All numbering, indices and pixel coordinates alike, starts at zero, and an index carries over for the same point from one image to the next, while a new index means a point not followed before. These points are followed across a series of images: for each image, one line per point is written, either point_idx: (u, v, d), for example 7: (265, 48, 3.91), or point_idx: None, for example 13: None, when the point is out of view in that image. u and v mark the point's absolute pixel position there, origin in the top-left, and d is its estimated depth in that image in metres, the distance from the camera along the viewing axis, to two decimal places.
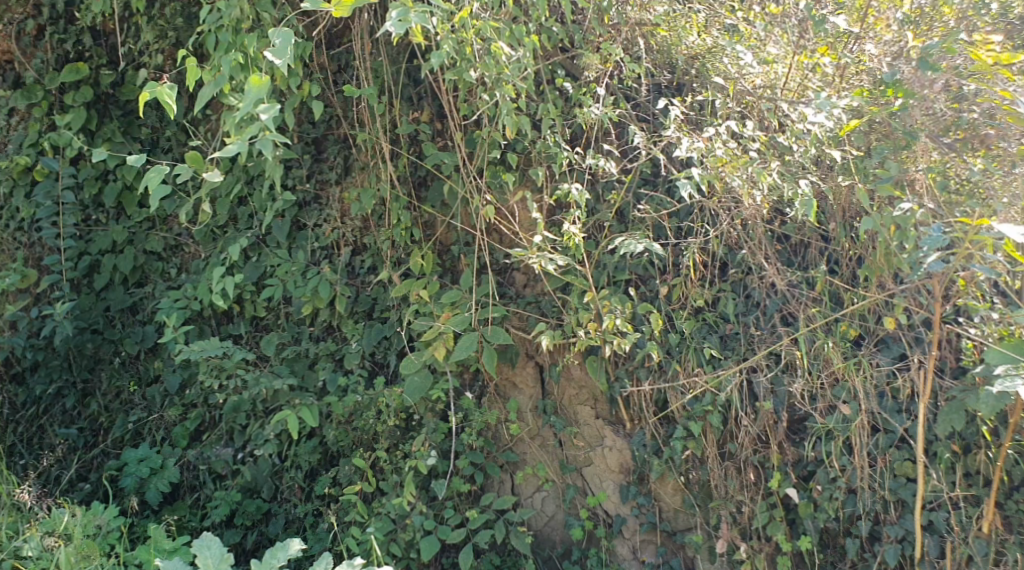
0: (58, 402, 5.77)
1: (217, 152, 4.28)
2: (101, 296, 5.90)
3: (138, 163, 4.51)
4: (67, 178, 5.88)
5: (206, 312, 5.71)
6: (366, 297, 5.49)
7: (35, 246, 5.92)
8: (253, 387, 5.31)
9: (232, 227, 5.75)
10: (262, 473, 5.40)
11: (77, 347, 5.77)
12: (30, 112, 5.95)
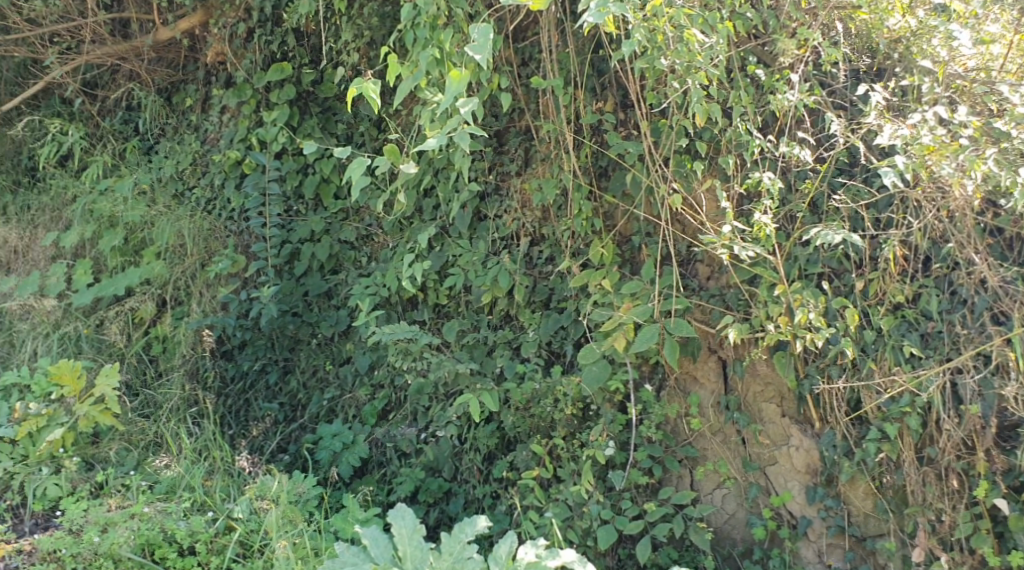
0: (262, 378, 6.03)
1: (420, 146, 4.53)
2: (301, 282, 6.09)
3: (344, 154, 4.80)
4: (274, 171, 6.19)
5: (393, 299, 5.83)
6: (543, 288, 5.44)
7: (244, 234, 6.33)
8: (437, 369, 5.43)
9: (417, 218, 5.83)
10: (443, 453, 5.50)
11: (280, 328, 6.01)
12: (239, 108, 6.47)
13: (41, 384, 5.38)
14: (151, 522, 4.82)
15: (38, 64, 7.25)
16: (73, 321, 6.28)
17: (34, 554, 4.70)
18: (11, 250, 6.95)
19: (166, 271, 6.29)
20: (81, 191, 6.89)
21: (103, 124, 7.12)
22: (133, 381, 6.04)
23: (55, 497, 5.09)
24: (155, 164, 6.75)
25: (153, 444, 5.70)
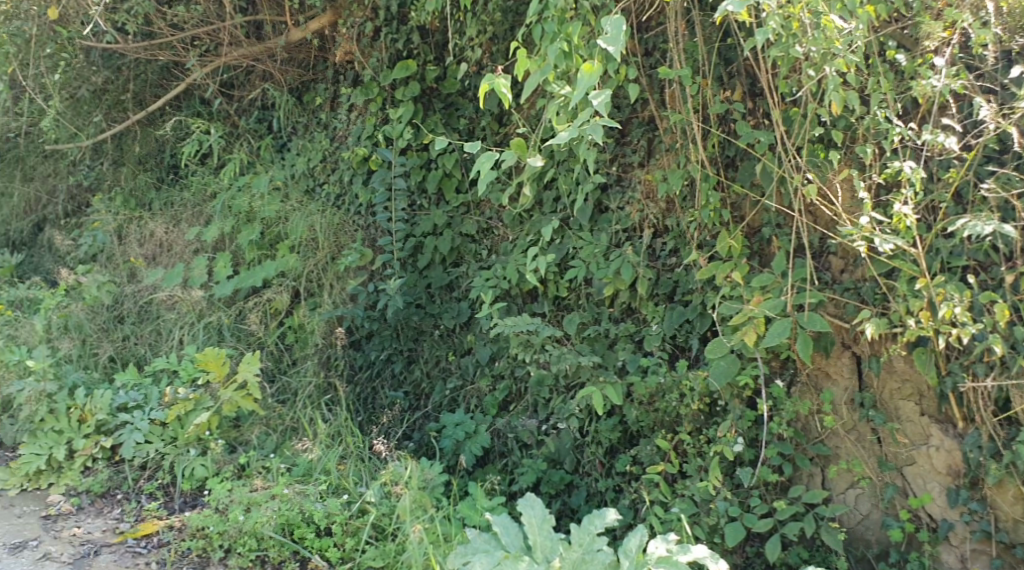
0: (388, 367, 6.13)
1: (551, 140, 4.47)
2: (424, 274, 6.15)
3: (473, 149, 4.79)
4: (399, 166, 6.22)
5: (513, 291, 5.80)
6: (667, 280, 5.32)
7: (370, 228, 6.42)
8: (559, 361, 5.34)
9: (538, 211, 5.76)
10: (564, 446, 5.44)
11: (405, 319, 6.08)
12: (367, 106, 6.55)
13: (188, 370, 5.66)
14: (291, 503, 5.03)
15: (179, 67, 7.62)
16: (214, 312, 6.50)
17: (186, 530, 5.02)
18: (156, 244, 7.25)
19: (300, 264, 6.41)
20: (221, 188, 7.17)
21: (241, 122, 7.39)
22: (271, 369, 6.21)
23: (202, 477, 5.36)
24: (289, 161, 6.96)
25: (290, 429, 5.86)
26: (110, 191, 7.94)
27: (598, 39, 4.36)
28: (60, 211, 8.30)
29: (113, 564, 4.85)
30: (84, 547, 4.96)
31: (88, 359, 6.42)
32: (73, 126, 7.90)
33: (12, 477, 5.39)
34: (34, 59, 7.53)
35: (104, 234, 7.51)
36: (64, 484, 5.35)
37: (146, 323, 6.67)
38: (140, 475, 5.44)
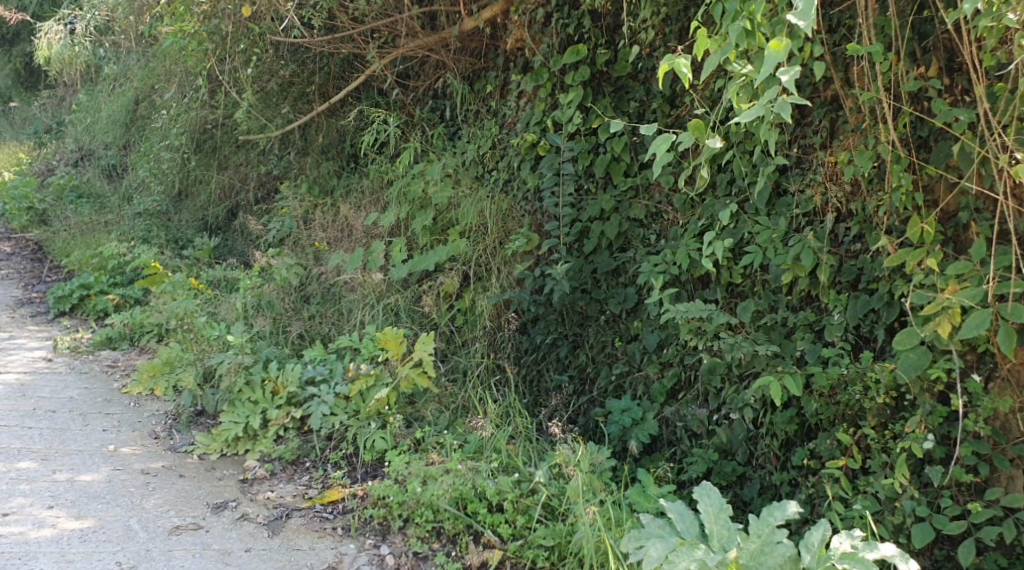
0: (554, 351, 6.05)
1: (735, 119, 4.38)
2: (590, 259, 5.94)
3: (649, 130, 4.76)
4: (567, 152, 5.99)
5: (684, 277, 5.56)
6: (850, 268, 5.01)
7: (538, 214, 6.34)
8: (733, 349, 5.20)
9: (710, 194, 5.46)
10: (736, 437, 5.26)
11: (571, 303, 5.95)
12: (536, 92, 6.41)
13: (369, 347, 6.02)
14: (464, 478, 5.13)
15: (359, 59, 7.83)
16: (393, 294, 6.70)
17: (368, 498, 5.22)
18: (336, 228, 7.55)
19: (470, 249, 6.50)
20: (397, 175, 7.33)
21: (416, 112, 7.50)
22: (444, 349, 6.35)
23: (382, 449, 5.54)
24: (460, 149, 7.01)
25: (461, 408, 5.97)
26: (297, 178, 8.34)
27: (788, 15, 4.24)
28: (251, 197, 8.80)
29: (302, 527, 5.10)
30: (277, 510, 5.22)
31: (279, 335, 6.72)
32: (263, 117, 8.28)
33: (213, 442, 5.66)
34: (231, 54, 8.09)
35: (291, 219, 7.96)
36: (259, 450, 5.60)
37: (329, 304, 6.98)
38: (327, 445, 5.70)
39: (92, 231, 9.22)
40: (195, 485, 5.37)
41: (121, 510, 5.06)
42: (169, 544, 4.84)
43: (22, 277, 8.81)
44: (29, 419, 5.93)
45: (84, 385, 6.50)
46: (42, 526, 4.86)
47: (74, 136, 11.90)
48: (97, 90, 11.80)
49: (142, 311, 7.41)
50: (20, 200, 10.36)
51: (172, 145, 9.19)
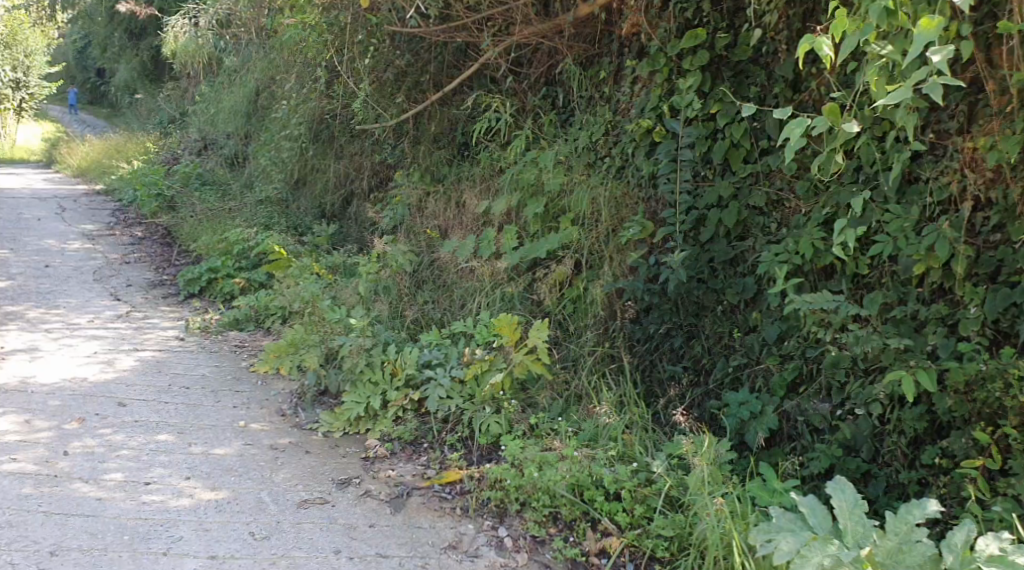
0: (668, 341, 5.89)
1: (879, 100, 4.33)
2: (707, 248, 5.77)
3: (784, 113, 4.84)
4: (685, 137, 5.88)
5: (807, 268, 5.40)
6: (989, 259, 4.80)
7: (651, 201, 6.16)
8: (861, 343, 5.06)
9: (836, 181, 5.27)
10: (861, 433, 5.10)
11: (686, 292, 5.78)
12: (652, 77, 6.24)
13: (484, 333, 6.15)
14: (581, 465, 5.15)
15: (473, 48, 7.78)
16: (508, 282, 6.72)
17: (485, 480, 5.27)
18: (448, 215, 7.68)
19: (583, 237, 6.43)
20: (509, 163, 7.35)
21: (528, 98, 7.48)
22: (558, 336, 6.33)
23: (497, 434, 5.61)
24: (572, 135, 6.93)
25: (574, 397, 5.97)
26: (410, 166, 8.42)
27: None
28: (365, 185, 8.94)
29: (423, 505, 5.20)
30: (398, 488, 5.33)
31: (395, 320, 6.86)
32: (379, 107, 8.36)
33: (336, 421, 5.88)
34: (349, 44, 8.30)
35: (405, 207, 8.10)
36: (379, 430, 5.77)
37: (442, 291, 7.08)
38: (444, 427, 5.80)
39: (216, 220, 9.57)
40: (320, 461, 5.54)
41: (252, 483, 5.26)
42: (298, 516, 5.01)
43: (153, 260, 9.18)
44: (165, 394, 6.18)
45: (214, 363, 6.75)
46: (181, 495, 5.08)
47: (198, 126, 12.30)
48: (219, 81, 12.17)
49: (266, 295, 7.67)
50: (150, 188, 10.87)
51: (292, 135, 9.48)
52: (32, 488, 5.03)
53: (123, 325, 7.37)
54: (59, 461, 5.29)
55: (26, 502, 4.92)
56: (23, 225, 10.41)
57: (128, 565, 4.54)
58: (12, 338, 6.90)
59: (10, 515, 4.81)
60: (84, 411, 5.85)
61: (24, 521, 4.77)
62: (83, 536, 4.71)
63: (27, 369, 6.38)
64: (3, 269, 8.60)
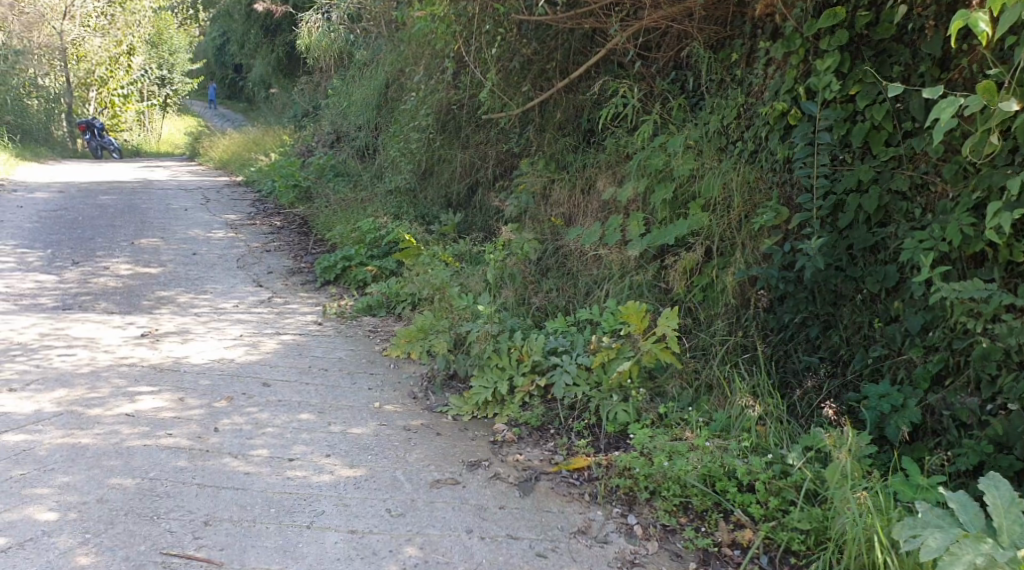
0: (803, 331, 5.72)
1: None
2: (845, 235, 5.58)
3: (935, 95, 4.62)
4: (823, 120, 5.68)
5: (954, 255, 5.13)
6: None
7: (786, 185, 6.00)
8: (1015, 334, 4.81)
9: (988, 164, 4.99)
10: (1015, 430, 4.77)
11: (823, 280, 5.60)
12: (787, 59, 6.07)
13: (610, 320, 6.05)
14: (712, 455, 5.13)
15: (601, 34, 7.69)
16: (637, 270, 6.58)
17: (613, 468, 5.29)
18: (573, 201, 7.61)
19: (715, 223, 6.25)
20: (636, 149, 7.21)
21: (656, 84, 7.33)
22: (690, 325, 6.18)
23: (625, 421, 5.58)
24: (702, 119, 6.77)
25: (705, 387, 5.80)
26: (535, 154, 8.35)
27: None
28: (490, 174, 8.95)
29: (551, 489, 5.22)
30: (527, 472, 5.35)
31: (520, 307, 6.87)
32: (505, 95, 8.33)
33: (465, 405, 5.93)
34: (477, 35, 8.22)
35: (529, 196, 8.05)
36: (506, 415, 5.83)
37: (566, 279, 7.03)
38: (570, 414, 5.80)
39: (351, 210, 9.85)
40: (451, 443, 5.60)
41: (388, 461, 5.36)
42: (432, 495, 5.09)
43: (291, 248, 9.44)
44: (305, 374, 6.35)
45: (349, 347, 6.89)
46: (322, 472, 5.21)
47: (330, 119, 12.58)
48: (349, 75, 12.38)
49: (396, 282, 7.79)
50: (287, 180, 11.33)
51: (420, 126, 9.53)
52: (186, 461, 5.20)
53: (264, 309, 7.58)
54: (210, 436, 5.45)
55: (181, 474, 5.09)
56: (171, 215, 10.82)
57: (276, 537, 4.69)
58: (165, 321, 7.14)
59: (167, 486, 4.98)
60: (232, 390, 6.02)
61: (180, 492, 4.94)
62: (232, 508, 4.86)
63: (179, 350, 6.60)
64: (155, 255, 8.93)
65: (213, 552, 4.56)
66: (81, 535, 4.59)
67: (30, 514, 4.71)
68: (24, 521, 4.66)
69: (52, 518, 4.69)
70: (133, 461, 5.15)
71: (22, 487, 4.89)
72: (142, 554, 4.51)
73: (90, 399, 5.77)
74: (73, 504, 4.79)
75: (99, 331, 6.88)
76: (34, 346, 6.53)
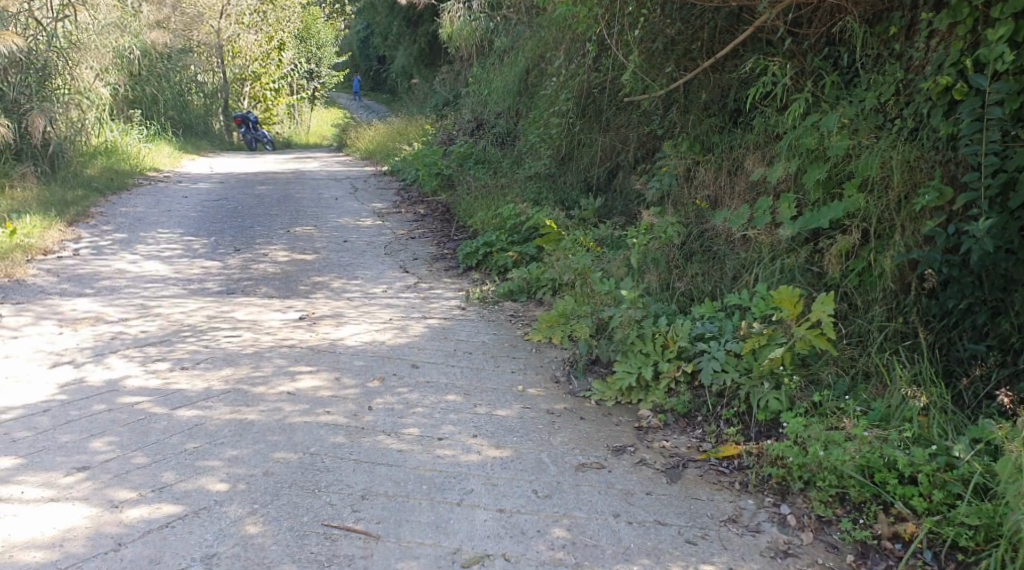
0: (969, 318, 5.41)
1: None
2: (1017, 216, 5.22)
3: None
4: (993, 94, 5.36)
5: None
6: None
7: (950, 163, 5.65)
8: None
9: None
10: None
11: (992, 264, 5.26)
12: (952, 30, 5.75)
13: (761, 306, 5.84)
14: (872, 446, 4.89)
15: (748, 11, 7.37)
16: (788, 253, 6.38)
17: (765, 457, 5.15)
18: (719, 184, 7.50)
19: (872, 204, 5.99)
20: (786, 128, 6.98)
21: (808, 60, 7.00)
22: (845, 310, 5.93)
23: (776, 410, 5.39)
24: (858, 96, 6.45)
25: (861, 374, 5.58)
26: (678, 136, 8.18)
27: None
28: (631, 157, 8.80)
29: (700, 477, 5.14)
30: (674, 459, 5.29)
31: (665, 292, 6.74)
32: (648, 77, 8.14)
33: (608, 391, 5.89)
34: (619, 18, 8.07)
35: (672, 176, 7.93)
36: (651, 401, 5.75)
37: (712, 263, 6.86)
38: (718, 402, 5.66)
39: (492, 196, 9.91)
40: (596, 428, 5.57)
41: (533, 444, 5.35)
42: (577, 479, 5.05)
43: (434, 235, 9.54)
44: (451, 357, 6.38)
45: (493, 331, 6.90)
46: (470, 451, 5.22)
47: (471, 107, 12.65)
48: (489, 62, 12.37)
49: (537, 267, 7.76)
50: (430, 168, 11.56)
51: (560, 110, 9.45)
52: (344, 438, 5.28)
53: (411, 294, 7.66)
54: (365, 415, 5.52)
55: (339, 449, 5.17)
56: (322, 204, 11.06)
57: (429, 513, 4.71)
58: (320, 305, 7.29)
59: (327, 460, 5.07)
60: (383, 371, 6.09)
61: (339, 467, 5.01)
62: (388, 483, 4.91)
63: (334, 332, 6.72)
64: (309, 243, 9.13)
65: (371, 525, 4.61)
66: (249, 505, 4.70)
67: (203, 484, 4.84)
68: (198, 491, 4.79)
69: (223, 488, 4.81)
70: (295, 437, 5.26)
71: (196, 459, 5.03)
72: (306, 525, 4.59)
73: (254, 378, 5.92)
74: (241, 476, 4.91)
75: (261, 314, 7.05)
76: (202, 328, 6.74)
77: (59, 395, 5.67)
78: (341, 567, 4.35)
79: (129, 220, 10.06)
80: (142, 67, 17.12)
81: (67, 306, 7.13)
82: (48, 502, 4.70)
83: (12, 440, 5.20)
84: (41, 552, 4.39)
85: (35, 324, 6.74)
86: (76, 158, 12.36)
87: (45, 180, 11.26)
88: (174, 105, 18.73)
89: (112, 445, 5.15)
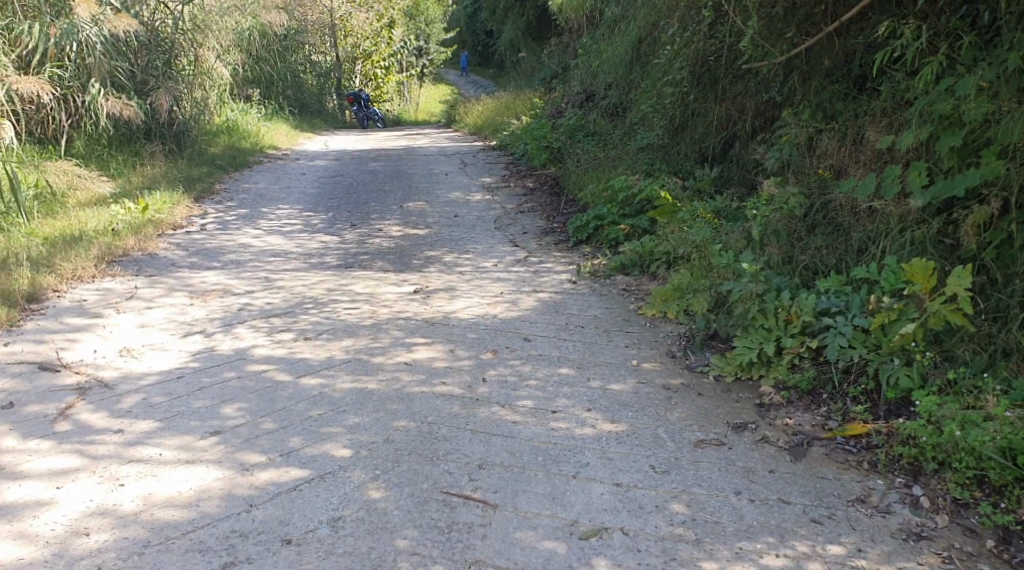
0: None
1: None
2: None
3: None
4: None
5: None
6: None
7: None
8: None
9: None
10: None
11: None
12: None
13: (891, 279, 5.53)
14: (1015, 426, 4.62)
15: None
16: (919, 224, 6.08)
17: (895, 437, 4.95)
18: (842, 152, 7.22)
19: (1014, 172, 5.58)
20: (918, 93, 6.60)
21: (943, 21, 6.57)
22: (983, 283, 5.62)
23: (907, 388, 5.18)
24: (998, 57, 6.04)
25: (1001, 352, 5.26)
26: (800, 103, 7.86)
27: None
28: (749, 127, 8.52)
29: (825, 456, 4.94)
30: (797, 437, 5.09)
31: (786, 266, 6.51)
32: (767, 42, 7.67)
33: (727, 365, 5.71)
34: None
35: (793, 146, 7.71)
36: (773, 377, 5.55)
37: (836, 235, 6.59)
38: (845, 378, 5.43)
39: (603, 169, 9.83)
40: (714, 404, 5.41)
41: (649, 419, 5.22)
42: (696, 454, 4.90)
43: (545, 209, 9.45)
44: (564, 330, 6.28)
45: (605, 305, 6.78)
46: (584, 425, 5.12)
47: (580, 79, 12.50)
48: (597, 33, 12.17)
49: (650, 240, 7.60)
50: (540, 142, 11.48)
51: (674, 79, 9.16)
52: (459, 408, 5.23)
53: (521, 267, 7.59)
54: (480, 386, 5.47)
55: (456, 419, 5.13)
56: (434, 179, 11.08)
57: (546, 485, 4.63)
58: (433, 278, 7.28)
59: (446, 430, 5.03)
60: (496, 343, 6.03)
61: (456, 437, 4.97)
62: (504, 453, 4.85)
63: (447, 305, 6.69)
64: (422, 217, 9.13)
65: (489, 494, 4.55)
66: (372, 470, 4.69)
67: (328, 450, 4.84)
68: (324, 456, 4.80)
69: (347, 454, 4.81)
70: (414, 406, 5.23)
71: (319, 425, 5.04)
72: (426, 491, 4.55)
73: (373, 348, 5.93)
74: (364, 442, 4.91)
75: (378, 287, 7.07)
76: (322, 300, 6.79)
77: (191, 362, 5.77)
78: (460, 534, 4.30)
79: (251, 197, 10.22)
80: (263, 48, 17.38)
81: (196, 278, 7.26)
82: (184, 463, 4.77)
83: (149, 404, 5.30)
84: (178, 510, 4.46)
85: (168, 295, 6.87)
86: (201, 136, 12.62)
87: (172, 157, 11.49)
88: (291, 84, 19.01)
89: (241, 410, 5.21)
